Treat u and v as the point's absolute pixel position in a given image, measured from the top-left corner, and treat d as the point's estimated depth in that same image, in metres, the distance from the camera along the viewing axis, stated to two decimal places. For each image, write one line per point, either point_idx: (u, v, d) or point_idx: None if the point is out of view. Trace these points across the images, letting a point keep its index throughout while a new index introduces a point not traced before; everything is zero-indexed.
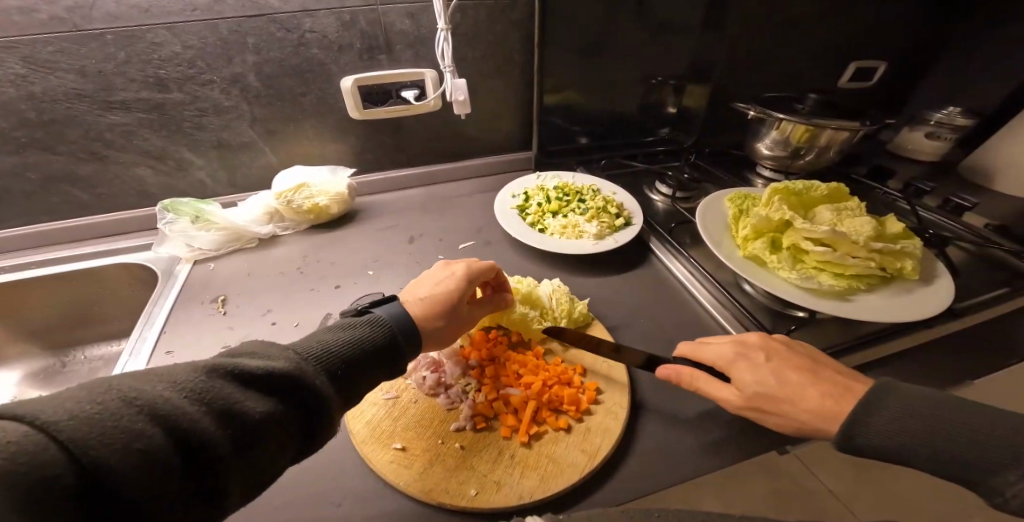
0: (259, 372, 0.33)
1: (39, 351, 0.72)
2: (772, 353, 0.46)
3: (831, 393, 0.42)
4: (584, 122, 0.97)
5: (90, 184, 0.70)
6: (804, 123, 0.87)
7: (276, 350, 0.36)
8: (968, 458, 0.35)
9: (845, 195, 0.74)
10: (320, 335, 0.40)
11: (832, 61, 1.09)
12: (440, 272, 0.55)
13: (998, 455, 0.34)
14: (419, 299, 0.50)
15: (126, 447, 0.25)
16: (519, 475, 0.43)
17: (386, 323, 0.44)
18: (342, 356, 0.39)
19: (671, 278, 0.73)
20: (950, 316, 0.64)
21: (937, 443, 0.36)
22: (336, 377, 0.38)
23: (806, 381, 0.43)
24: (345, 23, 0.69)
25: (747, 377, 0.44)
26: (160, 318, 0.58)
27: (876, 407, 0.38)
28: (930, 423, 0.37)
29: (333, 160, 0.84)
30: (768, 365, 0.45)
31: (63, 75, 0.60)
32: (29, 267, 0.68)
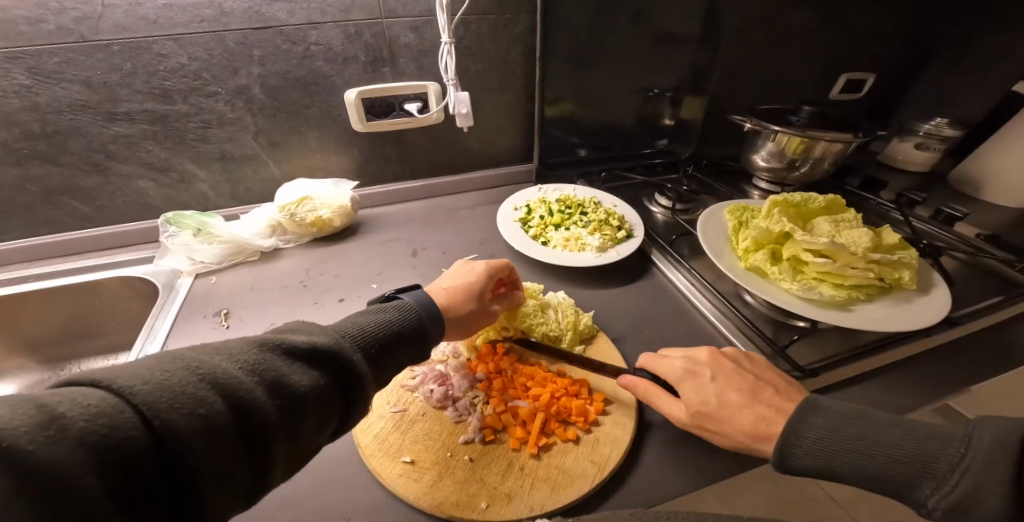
0: (305, 346, 0.34)
1: (35, 365, 0.71)
2: (718, 370, 0.48)
3: (766, 417, 0.43)
4: (584, 133, 0.98)
5: (91, 196, 0.69)
6: (798, 134, 0.89)
7: (316, 327, 0.37)
8: (891, 471, 0.36)
9: (842, 206, 0.75)
10: (353, 318, 0.42)
11: (824, 75, 1.12)
12: (462, 268, 0.59)
13: (915, 470, 0.35)
14: (444, 289, 0.54)
15: (191, 413, 0.26)
16: (529, 486, 0.43)
17: (413, 308, 0.45)
18: (376, 334, 0.40)
19: (673, 289, 0.73)
20: (945, 327, 0.65)
21: (860, 459, 0.37)
22: (371, 355, 0.39)
23: (749, 400, 0.44)
24: (349, 36, 0.70)
25: (693, 396, 0.46)
26: (163, 330, 0.57)
27: (801, 428, 0.40)
28: (852, 439, 0.38)
29: (335, 173, 0.84)
30: (713, 384, 0.46)
31: (68, 86, 0.60)
32: (26, 281, 0.67)
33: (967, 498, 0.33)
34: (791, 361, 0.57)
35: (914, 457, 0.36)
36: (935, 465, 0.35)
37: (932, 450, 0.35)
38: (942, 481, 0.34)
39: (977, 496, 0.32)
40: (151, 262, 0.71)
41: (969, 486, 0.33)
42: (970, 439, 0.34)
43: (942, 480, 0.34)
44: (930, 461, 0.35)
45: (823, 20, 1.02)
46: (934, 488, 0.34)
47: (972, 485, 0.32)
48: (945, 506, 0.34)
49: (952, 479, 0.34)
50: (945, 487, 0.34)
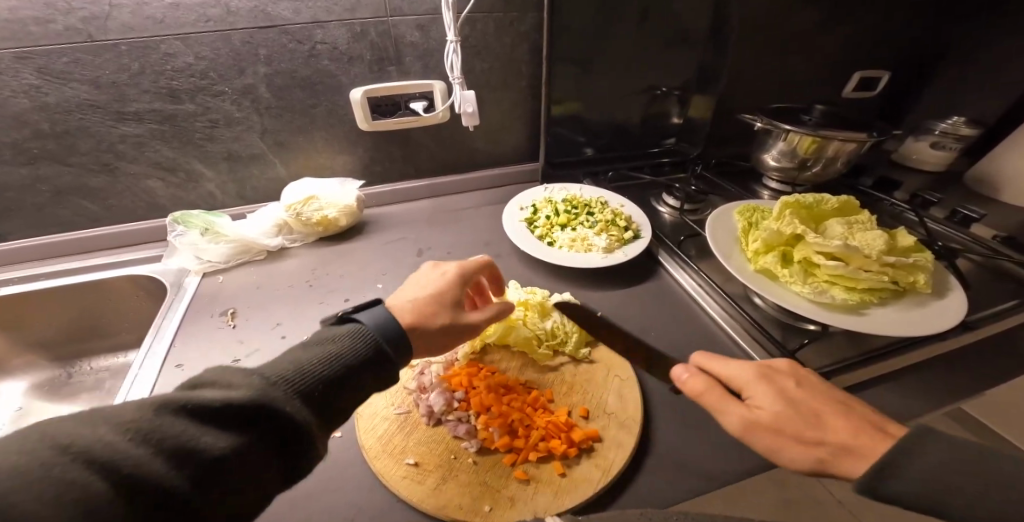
0: (217, 403, 0.30)
1: (46, 362, 0.72)
2: (801, 378, 0.43)
3: (856, 430, 0.37)
4: (593, 133, 0.98)
5: (100, 195, 0.70)
6: (810, 134, 0.88)
7: (238, 378, 0.32)
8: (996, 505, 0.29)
9: (855, 207, 0.74)
10: (292, 354, 0.36)
11: (837, 72, 1.10)
12: (430, 273, 0.55)
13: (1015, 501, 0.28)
14: (410, 303, 0.49)
15: (60, 502, 0.22)
16: (532, 490, 0.43)
17: (368, 333, 0.40)
18: (314, 374, 0.35)
19: (682, 292, 0.72)
20: (960, 332, 0.63)
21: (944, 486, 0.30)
22: (312, 398, 0.35)
23: (831, 419, 0.38)
24: (355, 34, 0.70)
25: (767, 404, 0.40)
26: (171, 329, 0.57)
27: (900, 455, 0.32)
28: (956, 470, 0.31)
29: (341, 172, 0.84)
30: (797, 394, 0.41)
31: (77, 86, 0.60)
32: (37, 279, 0.68)
33: None
34: None
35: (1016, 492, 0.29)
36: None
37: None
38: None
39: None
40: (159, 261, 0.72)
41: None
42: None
43: None
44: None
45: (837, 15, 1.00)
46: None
47: None
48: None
49: None
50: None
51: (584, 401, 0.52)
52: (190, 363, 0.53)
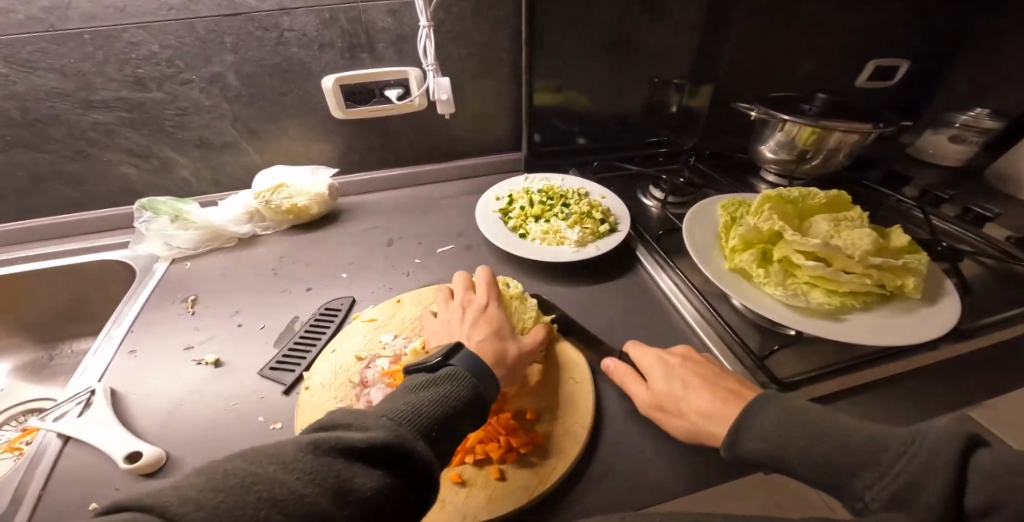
0: (363, 444, 0.28)
1: (31, 344, 0.75)
2: (690, 359, 0.51)
3: (722, 396, 0.45)
4: (579, 123, 0.94)
5: (76, 182, 0.72)
6: (809, 124, 0.81)
7: (371, 420, 0.31)
8: (848, 470, 0.31)
9: (845, 203, 0.69)
10: (407, 397, 0.35)
11: (848, 59, 1.02)
12: (464, 310, 0.54)
13: (857, 461, 0.31)
14: (477, 342, 0.48)
15: None
16: (464, 494, 0.42)
17: (465, 375, 0.39)
18: (432, 414, 0.34)
19: (657, 292, 0.69)
20: (953, 339, 0.59)
21: (798, 453, 0.34)
22: (431, 439, 0.33)
23: (712, 392, 0.45)
24: (324, 21, 0.68)
25: (664, 385, 0.48)
26: (129, 317, 0.58)
27: (744, 426, 0.38)
28: (800, 437, 0.34)
29: (317, 160, 0.84)
30: (680, 370, 0.49)
31: (44, 74, 0.61)
32: (16, 262, 0.70)
33: None
34: (769, 373, 0.52)
35: (859, 454, 0.31)
36: (874, 455, 0.30)
37: (885, 443, 0.30)
38: (881, 472, 0.29)
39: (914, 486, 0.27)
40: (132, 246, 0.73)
41: (907, 474, 0.27)
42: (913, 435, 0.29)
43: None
44: (867, 456, 0.30)
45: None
46: (871, 480, 0.29)
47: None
48: (883, 499, 0.28)
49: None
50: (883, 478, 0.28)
51: (534, 403, 0.51)
52: (142, 350, 0.54)
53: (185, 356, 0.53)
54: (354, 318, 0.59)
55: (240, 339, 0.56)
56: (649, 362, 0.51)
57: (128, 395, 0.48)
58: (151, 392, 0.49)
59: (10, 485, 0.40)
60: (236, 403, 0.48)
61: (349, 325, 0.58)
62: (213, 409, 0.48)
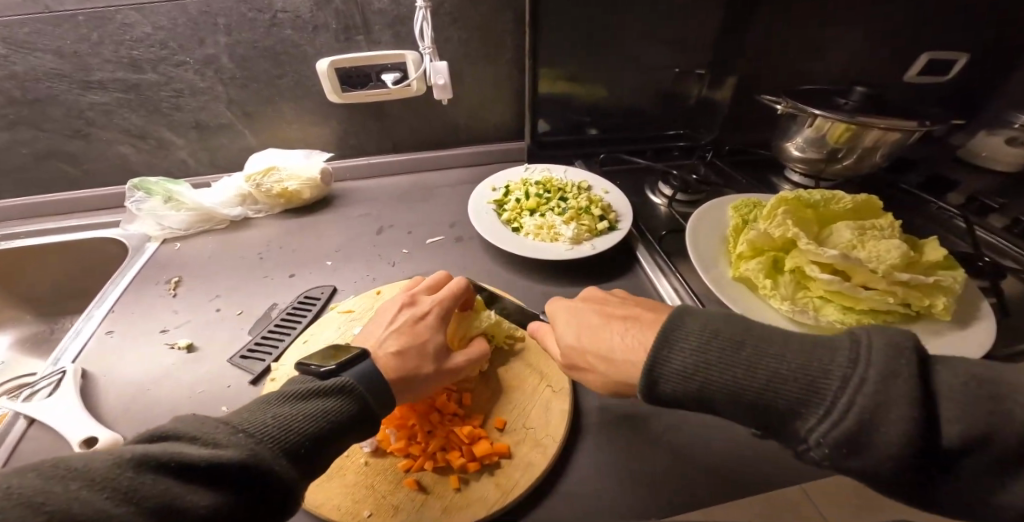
0: (202, 462, 0.28)
1: (31, 317, 0.79)
2: (594, 301, 0.47)
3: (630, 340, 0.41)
4: (588, 113, 0.89)
5: (76, 159, 0.74)
6: (842, 120, 0.72)
7: (222, 435, 0.30)
8: (781, 383, 0.30)
9: (876, 208, 0.61)
10: (277, 408, 0.35)
11: (898, 49, 0.92)
12: (403, 312, 0.50)
13: (799, 387, 0.29)
14: (387, 353, 0.45)
15: None
16: (419, 502, 0.40)
17: (353, 390, 0.38)
18: (302, 429, 0.33)
19: (655, 298, 0.64)
20: (979, 367, 0.52)
21: (731, 376, 0.32)
22: (298, 455, 0.33)
23: (608, 331, 0.42)
24: (318, 2, 0.66)
25: (569, 331, 0.44)
26: (113, 296, 0.62)
27: (673, 343, 0.34)
28: (729, 340, 0.33)
29: (314, 144, 0.83)
30: (582, 316, 0.45)
31: (41, 55, 0.63)
32: (21, 239, 0.75)
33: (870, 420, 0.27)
34: None
35: (797, 372, 0.30)
36: (820, 381, 0.29)
37: (821, 361, 0.29)
38: (827, 406, 0.28)
39: (877, 420, 0.26)
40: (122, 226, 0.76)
41: (865, 405, 0.26)
42: (856, 343, 0.29)
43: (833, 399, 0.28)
44: (816, 382, 0.29)
45: None
46: (817, 415, 0.28)
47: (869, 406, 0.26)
48: (826, 441, 0.28)
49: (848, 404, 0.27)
50: (833, 415, 0.28)
51: (504, 410, 0.48)
52: (118, 330, 0.58)
53: (159, 340, 0.57)
54: (332, 308, 0.60)
55: (214, 325, 0.58)
56: (559, 308, 0.47)
57: (96, 376, 0.52)
58: (124, 373, 0.53)
59: None
60: (201, 392, 0.50)
61: (326, 315, 0.58)
62: (177, 394, 0.50)
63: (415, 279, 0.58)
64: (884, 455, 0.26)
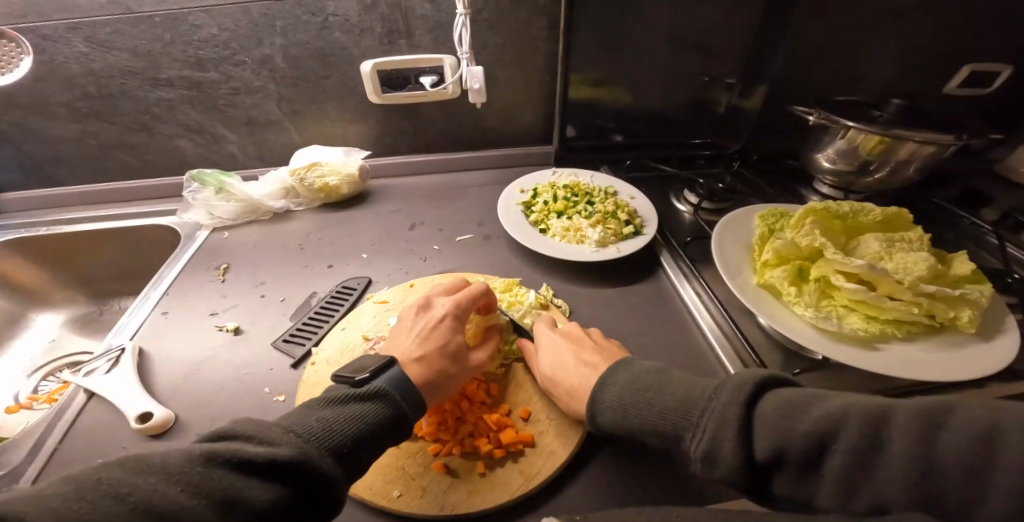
0: (262, 457, 0.30)
1: (82, 298, 0.86)
2: (568, 334, 0.53)
3: (579, 375, 0.46)
4: (615, 119, 0.91)
5: (139, 150, 0.82)
6: (877, 133, 0.71)
7: (275, 434, 0.32)
8: (661, 423, 0.37)
9: (906, 221, 0.61)
10: (320, 412, 0.37)
11: (939, 61, 0.90)
12: (424, 318, 0.52)
13: (685, 414, 0.35)
14: (413, 359, 0.47)
15: None
16: (447, 484, 0.43)
17: (387, 395, 0.40)
18: (345, 431, 0.36)
19: (677, 302, 0.65)
20: (1003, 380, 0.51)
21: (643, 411, 0.38)
22: (343, 455, 0.35)
23: (574, 363, 0.48)
24: (366, 6, 0.70)
25: (548, 359, 0.50)
26: (168, 280, 0.67)
27: (607, 382, 0.42)
28: (641, 390, 0.39)
29: (352, 142, 0.87)
30: (548, 345, 0.51)
31: (118, 54, 0.70)
32: (81, 224, 0.82)
33: (714, 444, 0.32)
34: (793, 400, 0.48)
35: (681, 401, 0.36)
36: (694, 411, 0.35)
37: (698, 395, 0.36)
38: (697, 426, 0.34)
39: (720, 436, 0.32)
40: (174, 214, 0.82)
41: (715, 425, 0.32)
42: (725, 383, 0.35)
43: (694, 426, 0.34)
44: (689, 410, 0.35)
45: None
46: (691, 435, 0.34)
47: (715, 426, 0.32)
48: (699, 457, 0.33)
49: (699, 426, 0.34)
50: (698, 434, 0.33)
51: (529, 402, 0.50)
52: (172, 311, 0.63)
53: (209, 322, 0.61)
54: (367, 298, 0.63)
55: (259, 310, 0.62)
56: (542, 337, 0.53)
57: (150, 355, 0.57)
58: (176, 351, 0.57)
59: (39, 432, 0.48)
60: (247, 373, 0.54)
61: (362, 304, 0.62)
62: (224, 372, 0.54)
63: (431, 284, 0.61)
64: (731, 466, 0.31)
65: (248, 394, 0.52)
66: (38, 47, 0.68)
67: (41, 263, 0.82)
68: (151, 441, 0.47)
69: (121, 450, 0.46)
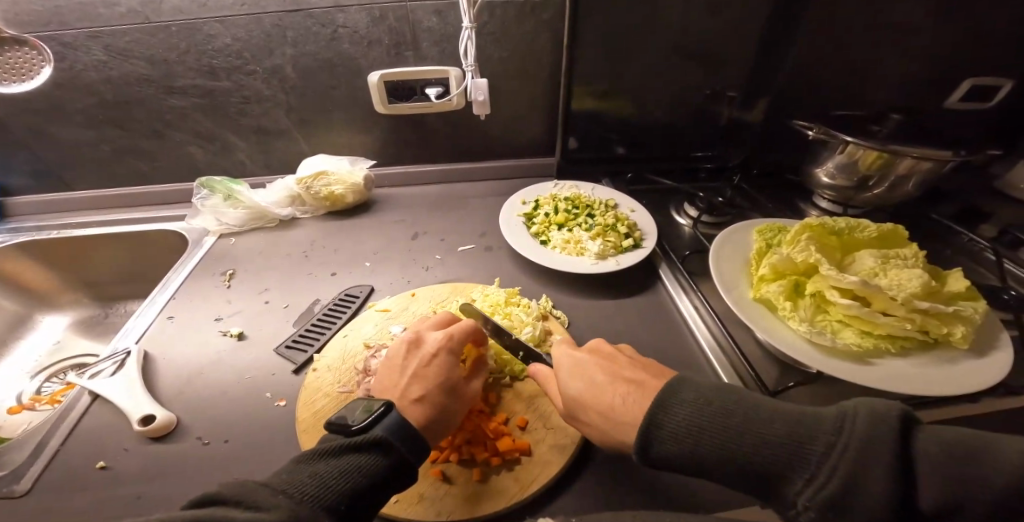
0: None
1: (88, 301, 0.87)
2: (601, 354, 0.48)
3: (630, 400, 0.41)
4: (618, 132, 0.93)
5: (150, 157, 0.84)
6: (875, 148, 0.72)
7: (265, 497, 0.32)
8: (747, 460, 0.32)
9: (901, 238, 0.61)
10: (313, 466, 0.36)
11: (936, 78, 0.91)
12: (414, 355, 0.50)
13: (787, 452, 0.31)
14: (411, 402, 0.45)
15: None
16: (444, 490, 0.43)
17: (386, 445, 0.39)
18: (338, 486, 0.35)
19: (675, 314, 0.66)
20: (994, 394, 0.52)
21: (721, 444, 0.33)
22: (338, 512, 0.34)
23: (613, 385, 0.43)
24: (375, 19, 0.72)
25: (576, 383, 0.45)
26: (174, 284, 0.69)
27: (669, 404, 0.36)
28: (717, 419, 0.34)
29: (358, 151, 0.89)
30: (592, 368, 0.46)
31: (136, 62, 0.72)
32: (91, 228, 0.83)
33: (845, 491, 0.28)
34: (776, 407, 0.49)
35: (786, 435, 0.32)
36: (810, 450, 0.30)
37: (807, 427, 0.32)
38: (813, 469, 0.30)
39: (861, 481, 0.27)
40: (182, 220, 0.84)
41: (849, 466, 0.28)
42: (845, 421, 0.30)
43: (817, 470, 0.29)
44: (806, 445, 0.31)
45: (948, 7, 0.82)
46: (806, 481, 0.30)
47: (853, 463, 0.28)
48: (821, 503, 0.29)
49: (829, 467, 0.29)
50: (819, 479, 0.29)
51: (526, 411, 0.51)
52: (178, 315, 0.64)
53: (213, 326, 0.62)
54: (369, 306, 0.64)
55: (262, 316, 0.64)
56: (559, 356, 0.49)
57: (154, 358, 0.58)
58: (180, 355, 0.58)
59: (42, 433, 0.49)
60: (249, 377, 0.55)
61: (364, 312, 0.63)
62: (226, 377, 0.55)
63: (419, 319, 0.59)
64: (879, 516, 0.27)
65: (250, 399, 0.53)
66: (59, 56, 0.70)
67: (48, 265, 0.84)
68: (152, 443, 0.48)
69: (122, 452, 0.47)
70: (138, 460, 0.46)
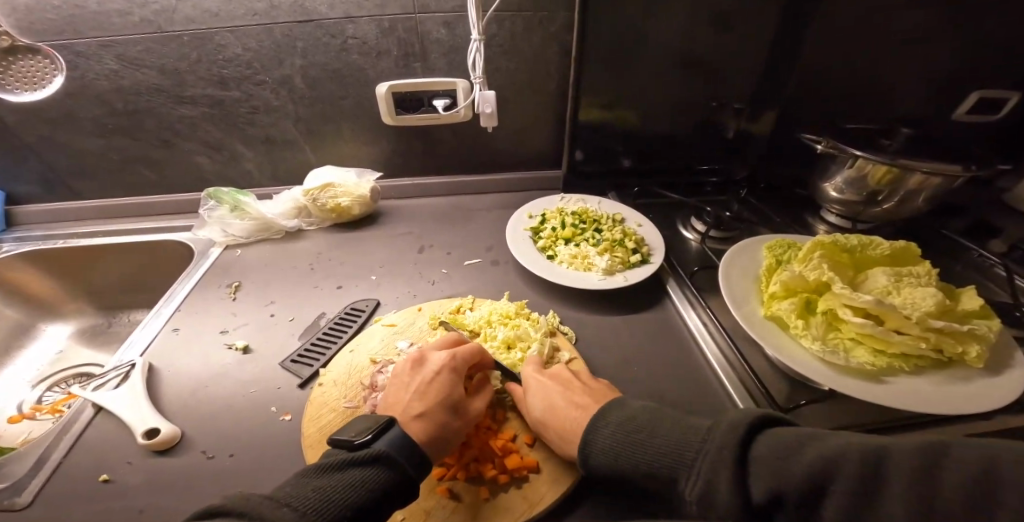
0: None
1: (91, 310, 0.87)
2: (559, 374, 0.52)
3: (577, 416, 0.45)
4: (624, 144, 0.92)
5: (158, 166, 0.85)
6: (886, 163, 0.72)
7: (268, 510, 0.32)
8: (651, 469, 0.37)
9: (913, 255, 0.61)
10: (318, 480, 0.36)
11: (943, 92, 0.91)
12: (418, 374, 0.49)
13: (675, 458, 0.36)
14: (414, 419, 0.44)
15: None
16: (450, 509, 0.42)
17: (389, 459, 0.38)
18: (342, 500, 0.35)
19: (684, 330, 0.65)
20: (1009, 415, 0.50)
21: (636, 456, 0.39)
22: None
23: (564, 402, 0.47)
24: (384, 30, 0.72)
25: (535, 399, 0.49)
26: (180, 296, 0.69)
27: (596, 425, 0.42)
28: (631, 436, 0.40)
29: (365, 162, 0.89)
30: (547, 386, 0.50)
31: (148, 71, 0.73)
32: (97, 237, 0.84)
33: (708, 485, 0.32)
34: None
35: (670, 446, 0.37)
36: (686, 454, 0.35)
37: (692, 437, 0.36)
38: (689, 468, 0.34)
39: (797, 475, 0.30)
40: (188, 231, 0.84)
41: (710, 464, 0.33)
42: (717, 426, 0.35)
43: (689, 468, 0.35)
44: (683, 451, 0.36)
45: (957, 21, 0.82)
46: (687, 479, 0.34)
47: (706, 466, 0.33)
48: (697, 496, 0.33)
49: (694, 467, 0.34)
50: (693, 476, 0.34)
51: (533, 428, 0.50)
52: (183, 327, 0.64)
53: (218, 339, 0.62)
54: (375, 320, 0.64)
55: (268, 329, 0.63)
56: (529, 376, 0.52)
57: (159, 370, 0.57)
58: (184, 367, 0.58)
59: (44, 446, 0.48)
60: (253, 391, 0.55)
61: (370, 327, 0.63)
62: (231, 391, 0.55)
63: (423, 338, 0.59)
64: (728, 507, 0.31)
65: (255, 413, 0.52)
66: (72, 64, 0.71)
67: (53, 275, 0.84)
68: (155, 457, 0.47)
69: (126, 466, 0.47)
70: (141, 475, 0.46)
